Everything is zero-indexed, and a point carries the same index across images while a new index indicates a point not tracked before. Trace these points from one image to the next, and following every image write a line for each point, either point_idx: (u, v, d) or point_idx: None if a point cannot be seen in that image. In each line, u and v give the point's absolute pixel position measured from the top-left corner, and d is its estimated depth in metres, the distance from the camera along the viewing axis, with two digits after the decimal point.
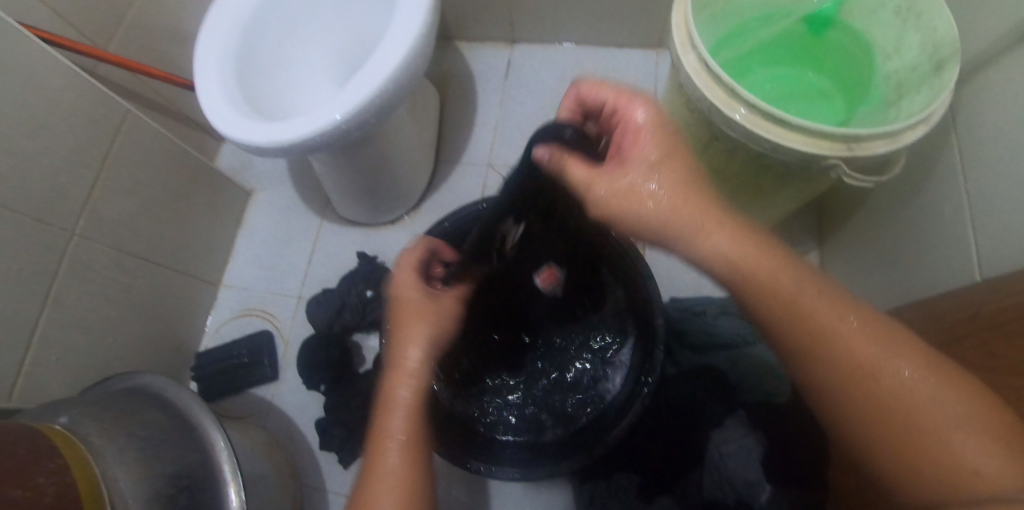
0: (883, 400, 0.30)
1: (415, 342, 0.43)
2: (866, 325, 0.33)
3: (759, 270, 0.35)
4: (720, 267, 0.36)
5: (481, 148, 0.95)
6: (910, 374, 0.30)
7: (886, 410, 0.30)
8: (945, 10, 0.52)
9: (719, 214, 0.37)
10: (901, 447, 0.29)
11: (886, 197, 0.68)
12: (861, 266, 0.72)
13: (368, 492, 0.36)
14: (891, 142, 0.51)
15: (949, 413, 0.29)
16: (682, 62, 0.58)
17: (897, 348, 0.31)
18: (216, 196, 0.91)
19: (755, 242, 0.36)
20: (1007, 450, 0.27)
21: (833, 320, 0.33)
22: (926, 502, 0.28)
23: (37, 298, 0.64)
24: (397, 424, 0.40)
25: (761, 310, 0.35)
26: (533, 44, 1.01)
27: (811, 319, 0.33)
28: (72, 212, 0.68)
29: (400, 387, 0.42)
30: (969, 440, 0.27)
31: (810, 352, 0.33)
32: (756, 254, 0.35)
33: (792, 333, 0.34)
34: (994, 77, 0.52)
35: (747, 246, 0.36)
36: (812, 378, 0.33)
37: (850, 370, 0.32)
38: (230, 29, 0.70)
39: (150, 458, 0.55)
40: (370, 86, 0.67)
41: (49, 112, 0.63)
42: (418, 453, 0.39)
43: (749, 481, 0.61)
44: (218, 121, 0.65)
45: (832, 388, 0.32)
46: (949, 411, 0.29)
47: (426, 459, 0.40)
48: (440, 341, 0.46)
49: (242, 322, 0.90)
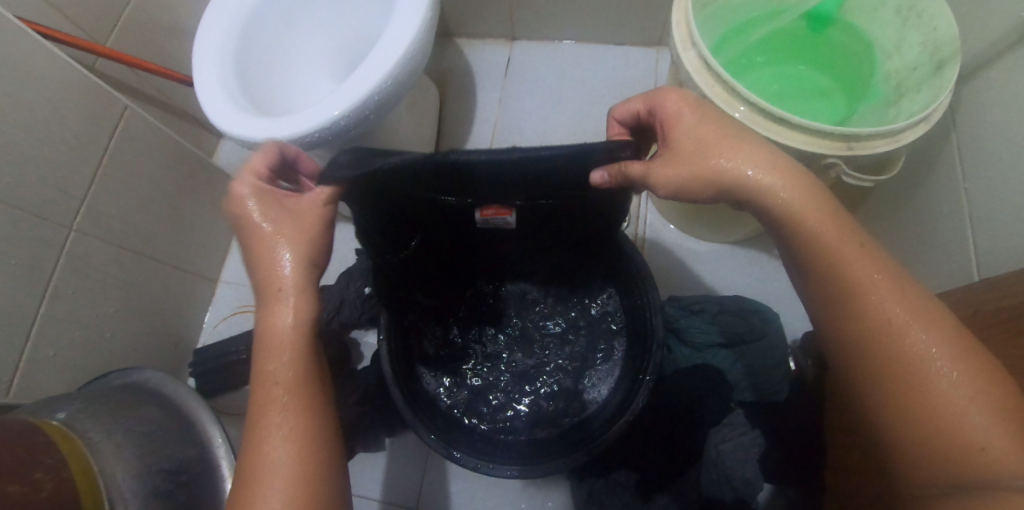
0: (905, 363, 0.32)
1: (285, 263, 0.40)
2: (906, 293, 0.34)
3: (820, 236, 0.37)
4: (785, 223, 0.38)
5: (481, 145, 0.95)
6: (930, 344, 0.32)
7: (906, 373, 0.32)
8: (946, 9, 0.52)
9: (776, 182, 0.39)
10: (916, 410, 0.31)
11: (886, 196, 0.68)
12: None
13: (252, 454, 0.35)
14: (892, 141, 0.51)
15: (961, 390, 0.30)
16: (682, 59, 0.58)
17: (927, 320, 0.33)
18: (215, 192, 0.91)
19: (810, 207, 0.38)
20: (1014, 427, 0.29)
21: (875, 284, 0.34)
22: (930, 463, 0.30)
23: (35, 294, 0.64)
24: (279, 368, 0.38)
25: (811, 264, 0.37)
26: (533, 40, 1.01)
27: (850, 276, 0.35)
28: (71, 208, 0.68)
29: (280, 317, 0.39)
30: (979, 415, 0.29)
31: (848, 309, 0.35)
32: (812, 214, 0.37)
33: (832, 288, 0.36)
34: (995, 77, 0.51)
35: (804, 210, 0.37)
36: (844, 336, 0.35)
37: (877, 332, 0.33)
38: (229, 23, 0.70)
39: (149, 454, 0.55)
40: (369, 82, 0.67)
41: (47, 107, 0.63)
42: (305, 413, 0.37)
43: (747, 479, 0.62)
44: (216, 116, 0.65)
45: (858, 346, 0.34)
46: (963, 387, 0.30)
47: (317, 419, 0.37)
48: (320, 266, 0.42)
49: (241, 318, 0.90)
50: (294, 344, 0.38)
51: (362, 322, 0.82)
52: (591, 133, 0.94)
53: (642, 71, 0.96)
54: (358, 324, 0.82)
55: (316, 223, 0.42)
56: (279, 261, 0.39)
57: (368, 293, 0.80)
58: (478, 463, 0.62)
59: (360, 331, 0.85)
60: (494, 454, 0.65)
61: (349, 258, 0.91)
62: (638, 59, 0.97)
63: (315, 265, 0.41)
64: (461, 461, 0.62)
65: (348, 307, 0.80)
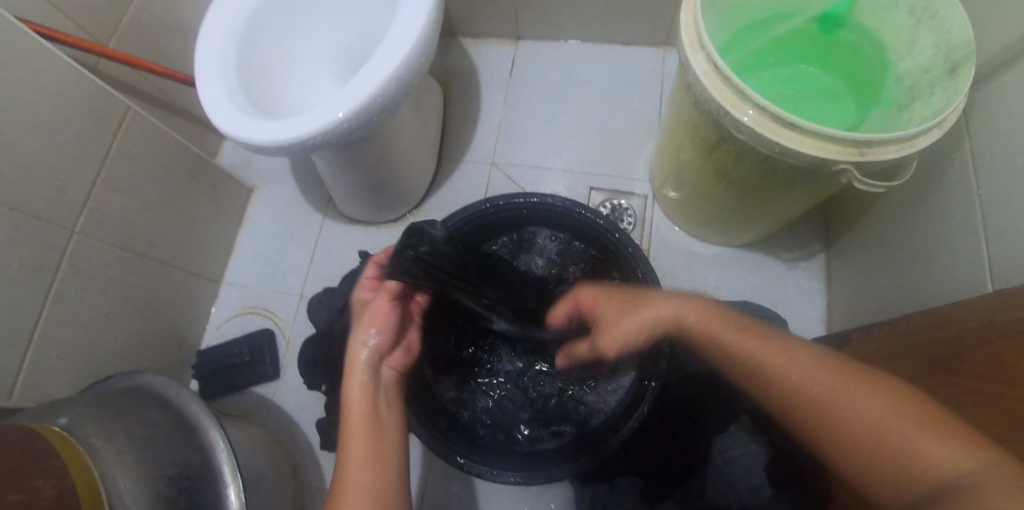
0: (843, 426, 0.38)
1: (362, 341, 0.53)
2: (814, 364, 0.41)
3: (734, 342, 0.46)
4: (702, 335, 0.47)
5: (485, 146, 0.94)
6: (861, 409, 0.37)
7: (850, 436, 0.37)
8: (961, 11, 0.51)
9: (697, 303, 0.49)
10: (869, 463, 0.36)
11: (896, 200, 0.67)
12: (869, 271, 0.71)
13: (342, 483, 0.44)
14: (904, 147, 0.50)
15: (896, 425, 0.35)
16: (691, 61, 0.57)
17: (846, 382, 0.39)
18: (217, 193, 0.90)
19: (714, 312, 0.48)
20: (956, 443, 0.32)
21: (784, 367, 0.42)
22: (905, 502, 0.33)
23: (36, 297, 0.64)
24: (355, 410, 0.48)
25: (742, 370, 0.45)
26: (538, 40, 1.00)
27: (768, 367, 0.43)
28: (72, 209, 0.67)
29: (355, 377, 0.51)
30: (922, 445, 0.33)
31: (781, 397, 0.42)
32: (710, 317, 0.47)
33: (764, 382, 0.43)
34: (1010, 81, 0.50)
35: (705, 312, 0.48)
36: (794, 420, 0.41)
37: (813, 407, 0.40)
38: (231, 24, 0.69)
39: (149, 461, 0.54)
40: (372, 84, 0.66)
41: (48, 108, 0.62)
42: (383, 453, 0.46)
43: (753, 487, 0.61)
44: (218, 118, 0.64)
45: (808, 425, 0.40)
46: (893, 422, 0.35)
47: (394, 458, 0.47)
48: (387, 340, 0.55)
49: (244, 319, 0.90)
50: (367, 395, 0.50)
51: None
52: (596, 135, 0.93)
53: (648, 71, 0.95)
54: None
55: (386, 303, 0.55)
56: (355, 342, 0.53)
57: None
58: (482, 468, 0.63)
59: None
60: (498, 459, 0.65)
61: (352, 259, 0.90)
62: (644, 60, 0.96)
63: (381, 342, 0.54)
64: (463, 466, 0.63)
65: None
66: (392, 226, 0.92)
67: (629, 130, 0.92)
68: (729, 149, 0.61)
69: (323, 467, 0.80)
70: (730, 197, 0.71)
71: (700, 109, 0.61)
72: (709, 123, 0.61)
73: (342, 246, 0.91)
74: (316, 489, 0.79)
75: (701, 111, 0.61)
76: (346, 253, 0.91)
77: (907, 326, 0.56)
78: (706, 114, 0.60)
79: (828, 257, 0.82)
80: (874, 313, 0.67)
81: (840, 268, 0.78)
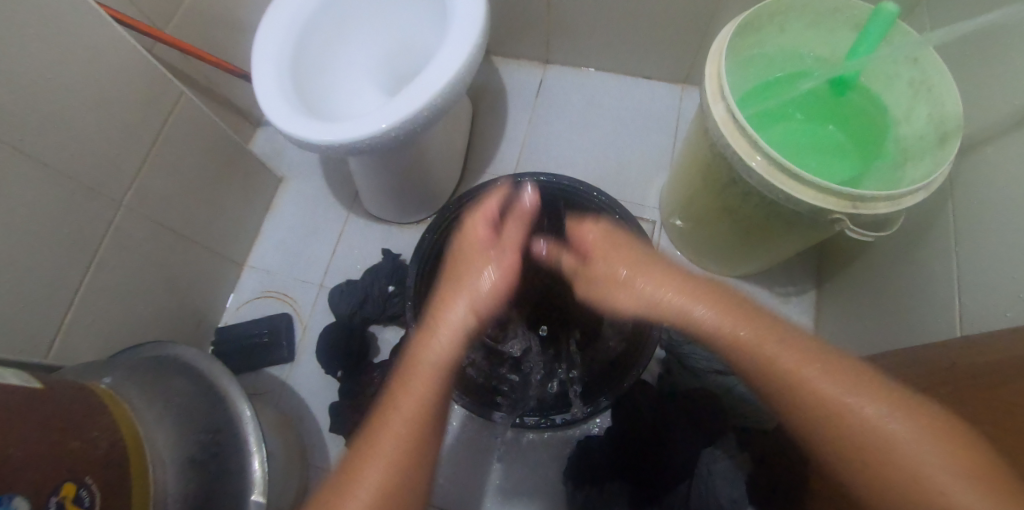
0: (867, 437, 0.39)
1: (459, 304, 0.46)
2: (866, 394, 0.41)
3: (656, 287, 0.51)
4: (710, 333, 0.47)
5: (508, 160, 1.01)
6: (879, 412, 0.39)
7: (871, 444, 0.39)
8: (954, 90, 0.57)
9: (673, 274, 0.50)
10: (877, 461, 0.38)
11: (880, 247, 0.73)
12: (851, 312, 0.78)
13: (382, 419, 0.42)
14: (892, 205, 0.56)
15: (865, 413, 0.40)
16: (712, 111, 0.62)
17: (865, 392, 0.41)
18: (249, 180, 0.95)
19: (677, 281, 0.49)
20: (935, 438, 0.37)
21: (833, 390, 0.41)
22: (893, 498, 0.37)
23: (81, 263, 0.67)
24: (442, 340, 0.44)
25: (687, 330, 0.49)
26: (565, 66, 1.06)
27: (827, 406, 0.41)
28: (121, 184, 0.71)
29: (454, 308, 0.46)
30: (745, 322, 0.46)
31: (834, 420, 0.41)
32: (738, 320, 0.46)
33: (813, 409, 0.42)
34: (993, 153, 0.55)
35: (726, 313, 0.47)
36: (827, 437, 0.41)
37: (830, 414, 0.41)
38: (290, 27, 0.75)
39: (184, 424, 0.58)
40: (418, 101, 0.71)
41: (114, 91, 0.67)
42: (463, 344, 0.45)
43: (735, 499, 0.65)
44: (271, 112, 0.69)
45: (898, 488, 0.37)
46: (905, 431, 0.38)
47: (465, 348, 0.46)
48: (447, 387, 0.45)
49: (263, 302, 0.94)
50: (463, 331, 0.45)
51: (382, 320, 0.87)
52: (613, 159, 0.99)
53: (665, 106, 1.02)
54: (378, 320, 0.87)
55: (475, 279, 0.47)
56: (480, 277, 0.47)
57: (392, 291, 0.86)
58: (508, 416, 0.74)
59: (378, 327, 0.89)
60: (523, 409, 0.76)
61: (374, 255, 0.95)
62: (662, 94, 1.03)
63: (478, 306, 0.46)
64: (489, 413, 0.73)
65: (371, 303, 0.85)
66: (414, 227, 0.98)
67: (645, 159, 0.99)
68: (738, 192, 0.67)
69: (330, 450, 0.84)
70: (733, 234, 0.77)
71: (717, 152, 0.67)
72: (723, 166, 0.67)
73: (365, 241, 0.97)
74: (321, 469, 0.83)
75: (717, 154, 0.67)
76: (369, 248, 0.96)
77: (884, 364, 0.60)
78: (719, 157, 0.66)
79: (819, 295, 0.89)
80: (855, 348, 0.73)
81: (830, 304, 0.84)
